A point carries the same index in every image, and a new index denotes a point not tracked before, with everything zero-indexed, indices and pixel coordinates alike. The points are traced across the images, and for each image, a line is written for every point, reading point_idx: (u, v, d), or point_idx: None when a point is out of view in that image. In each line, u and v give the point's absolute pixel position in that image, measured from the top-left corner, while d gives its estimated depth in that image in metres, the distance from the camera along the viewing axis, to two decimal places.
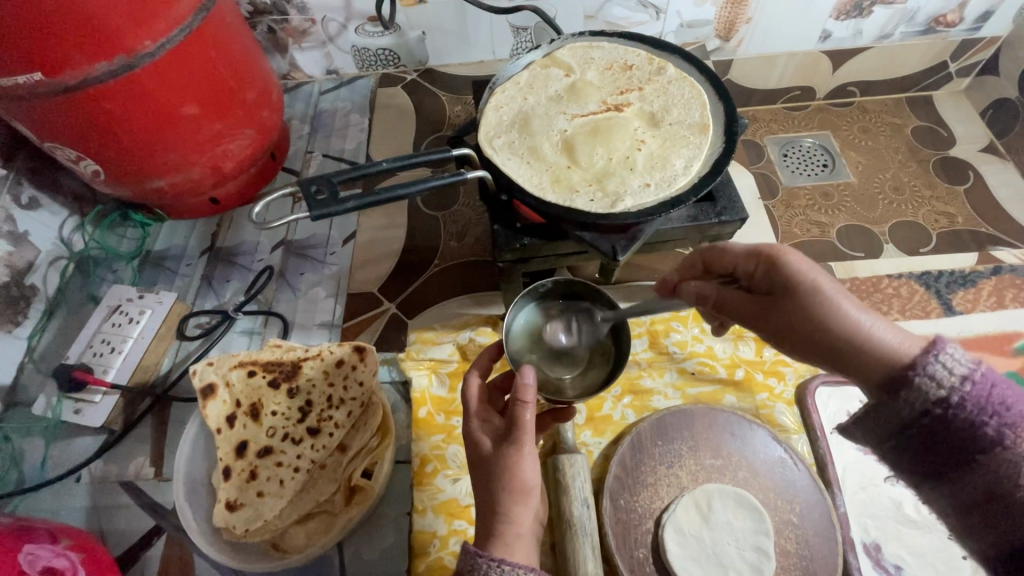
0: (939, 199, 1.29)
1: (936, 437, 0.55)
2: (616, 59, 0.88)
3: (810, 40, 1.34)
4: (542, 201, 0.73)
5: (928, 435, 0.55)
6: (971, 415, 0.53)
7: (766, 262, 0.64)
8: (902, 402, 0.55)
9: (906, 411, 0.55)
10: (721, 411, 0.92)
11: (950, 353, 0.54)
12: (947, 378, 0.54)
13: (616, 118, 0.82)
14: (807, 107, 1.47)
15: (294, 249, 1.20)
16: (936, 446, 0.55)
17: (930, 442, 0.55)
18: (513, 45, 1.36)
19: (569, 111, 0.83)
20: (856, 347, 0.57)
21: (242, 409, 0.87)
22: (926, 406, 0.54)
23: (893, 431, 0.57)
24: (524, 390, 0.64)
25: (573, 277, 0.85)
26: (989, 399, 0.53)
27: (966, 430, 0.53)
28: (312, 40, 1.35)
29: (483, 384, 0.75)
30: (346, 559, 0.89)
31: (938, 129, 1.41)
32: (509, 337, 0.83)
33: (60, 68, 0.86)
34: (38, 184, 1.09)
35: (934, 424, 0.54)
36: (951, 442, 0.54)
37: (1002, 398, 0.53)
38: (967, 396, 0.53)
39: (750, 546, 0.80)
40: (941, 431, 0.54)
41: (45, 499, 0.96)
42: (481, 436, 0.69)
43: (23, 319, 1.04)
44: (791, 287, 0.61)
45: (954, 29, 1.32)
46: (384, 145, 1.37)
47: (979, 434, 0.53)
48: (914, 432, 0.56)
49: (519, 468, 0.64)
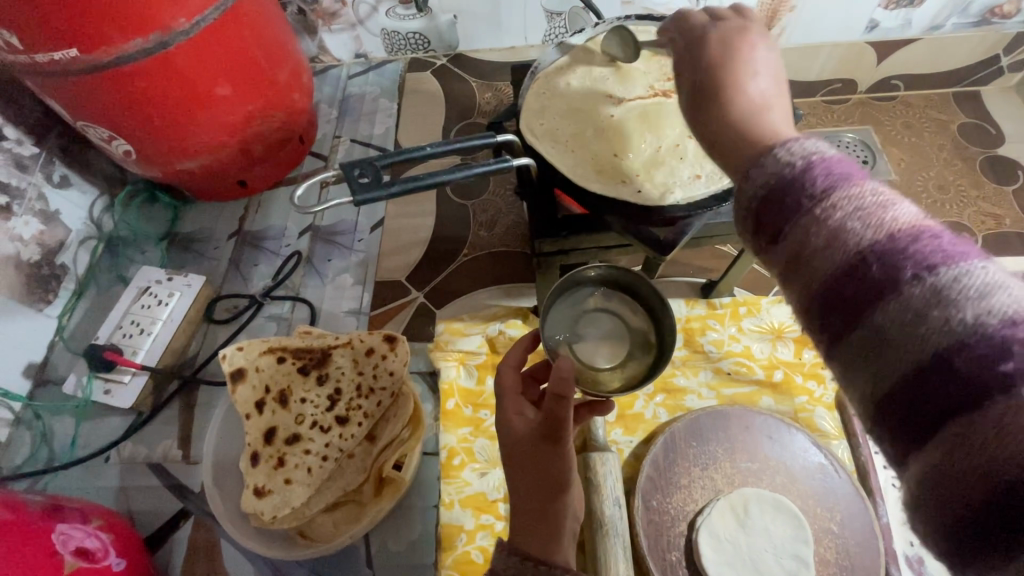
0: (987, 200, 1.23)
1: (773, 208, 0.39)
2: None
3: (855, 30, 1.28)
4: (588, 192, 0.71)
5: (765, 206, 0.40)
6: (809, 176, 0.38)
7: (724, 29, 0.53)
8: (762, 170, 0.41)
9: (764, 176, 0.40)
10: (758, 413, 0.89)
11: (823, 142, 0.40)
12: (794, 154, 0.39)
13: (665, 105, 0.79)
14: (848, 101, 1.41)
15: (322, 234, 1.19)
16: (766, 215, 0.40)
17: (771, 211, 0.39)
18: (545, 30, 1.32)
19: (614, 97, 0.81)
20: (744, 117, 0.46)
21: (271, 396, 0.86)
22: (768, 181, 0.40)
23: (741, 203, 0.42)
24: (563, 385, 0.59)
25: (619, 266, 0.82)
26: (827, 178, 0.37)
27: (803, 194, 0.37)
28: (342, 22, 1.32)
29: (517, 373, 0.73)
30: (373, 550, 0.88)
31: (985, 125, 1.34)
32: (545, 324, 0.79)
33: (96, 46, 0.84)
34: (70, 163, 1.09)
35: (767, 202, 0.40)
36: (779, 202, 0.39)
37: (859, 170, 0.37)
38: (820, 165, 0.38)
39: (788, 554, 0.77)
40: (775, 201, 0.39)
41: (75, 477, 0.96)
42: (519, 432, 0.66)
43: (53, 298, 1.05)
44: (730, 45, 0.51)
45: (1009, 21, 1.26)
46: (412, 131, 1.35)
47: (814, 191, 0.37)
48: (756, 201, 0.40)
49: (559, 466, 0.63)
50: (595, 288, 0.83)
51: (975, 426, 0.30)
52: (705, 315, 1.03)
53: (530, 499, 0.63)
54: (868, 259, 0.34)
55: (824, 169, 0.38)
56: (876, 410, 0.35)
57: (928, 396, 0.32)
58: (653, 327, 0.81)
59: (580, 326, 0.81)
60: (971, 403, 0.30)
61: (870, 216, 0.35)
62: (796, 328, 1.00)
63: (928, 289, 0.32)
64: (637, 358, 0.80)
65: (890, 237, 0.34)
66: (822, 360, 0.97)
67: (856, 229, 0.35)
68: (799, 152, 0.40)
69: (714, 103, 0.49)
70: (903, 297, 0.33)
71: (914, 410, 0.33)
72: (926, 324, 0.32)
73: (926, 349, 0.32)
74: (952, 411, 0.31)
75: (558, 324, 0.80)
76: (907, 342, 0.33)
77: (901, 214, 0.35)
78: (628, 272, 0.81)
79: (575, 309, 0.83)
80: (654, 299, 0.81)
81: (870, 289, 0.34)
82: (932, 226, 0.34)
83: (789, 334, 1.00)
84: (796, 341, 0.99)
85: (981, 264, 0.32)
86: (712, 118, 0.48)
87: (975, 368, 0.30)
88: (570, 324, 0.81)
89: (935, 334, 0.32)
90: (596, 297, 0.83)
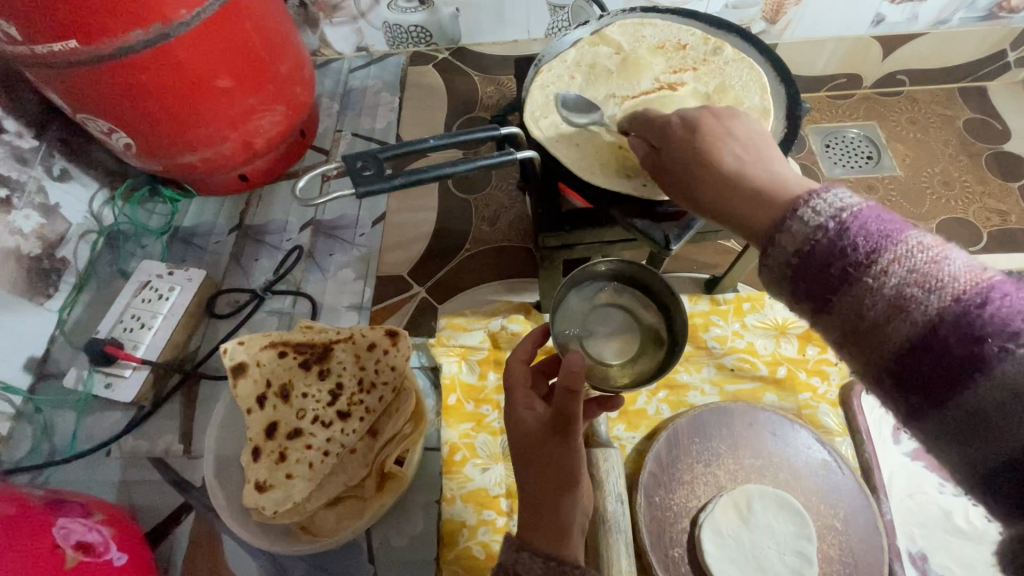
0: (992, 196, 1.22)
1: (820, 279, 0.41)
2: (669, 38, 0.84)
3: (861, 24, 1.27)
4: (593, 185, 0.71)
5: (806, 278, 0.41)
6: (847, 244, 0.39)
7: (686, 112, 0.59)
8: (783, 238, 0.43)
9: (792, 244, 0.42)
10: (762, 410, 0.89)
11: (844, 191, 0.42)
12: (827, 211, 0.41)
13: (671, 97, 0.78)
14: (853, 96, 1.40)
15: (323, 229, 1.18)
16: (811, 277, 0.41)
17: (817, 282, 0.41)
18: (548, 24, 1.31)
19: (620, 90, 0.80)
20: (747, 182, 0.51)
21: (272, 390, 0.86)
22: (804, 243, 0.42)
23: (779, 274, 0.43)
24: (574, 380, 0.60)
25: (629, 260, 0.82)
26: (870, 234, 0.39)
27: (847, 263, 0.39)
28: (343, 15, 1.31)
29: (527, 369, 0.74)
30: (375, 545, 0.88)
31: (991, 121, 1.33)
32: (555, 319, 0.80)
33: (96, 36, 0.83)
34: (70, 157, 1.08)
35: (811, 260, 0.41)
36: (823, 273, 0.40)
37: (897, 223, 0.39)
38: (847, 225, 0.40)
39: (792, 551, 0.77)
40: (814, 271, 0.41)
41: (77, 471, 0.96)
42: (531, 428, 0.65)
43: (54, 292, 1.05)
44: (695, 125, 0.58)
45: (1017, 15, 1.24)
46: (414, 125, 1.34)
47: (857, 257, 0.39)
48: (793, 271, 0.42)
49: (569, 460, 0.62)
50: (605, 282, 0.83)
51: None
52: (709, 310, 1.03)
53: (540, 494, 0.62)
54: (937, 330, 0.36)
55: (864, 227, 0.39)
56: (972, 475, 0.36)
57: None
58: (663, 322, 0.81)
59: (591, 321, 0.82)
60: None
61: (928, 278, 0.37)
62: (799, 324, 1.00)
63: (1011, 359, 0.34)
64: (648, 353, 0.80)
65: (957, 302, 0.36)
66: (826, 357, 0.97)
67: (918, 296, 0.37)
68: (817, 217, 0.41)
69: (703, 182, 0.54)
70: (990, 370, 0.34)
71: (1015, 476, 0.34)
72: (1017, 397, 0.33)
73: None
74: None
75: (568, 319, 0.81)
76: (1011, 417, 0.33)
77: (956, 269, 0.37)
78: (640, 266, 0.81)
79: (586, 303, 0.83)
80: (666, 293, 0.80)
81: (950, 362, 0.36)
82: (992, 280, 0.36)
83: (792, 330, 0.99)
84: (800, 337, 0.99)
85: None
86: (713, 195, 0.53)
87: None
88: (582, 319, 0.81)
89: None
90: (608, 292, 0.83)
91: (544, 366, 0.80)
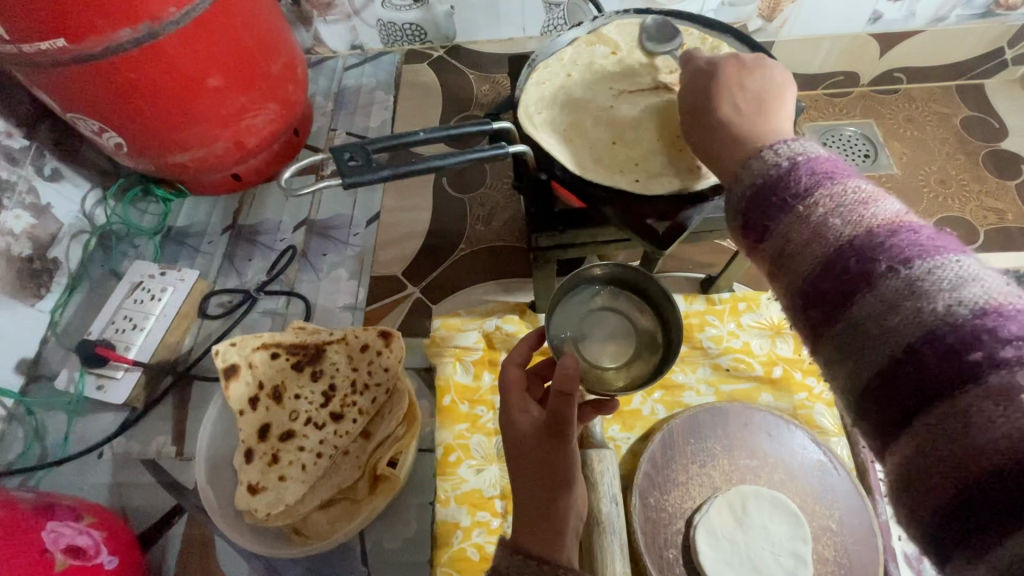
0: (989, 194, 1.22)
1: (761, 208, 0.43)
2: (665, 36, 0.84)
3: (858, 21, 1.26)
4: (585, 181, 0.70)
5: (751, 208, 0.44)
6: (793, 178, 0.42)
7: (712, 58, 0.60)
8: (751, 172, 0.45)
9: (752, 177, 0.45)
10: (757, 410, 0.89)
11: (812, 143, 0.45)
12: (786, 154, 0.44)
13: (666, 97, 0.77)
14: (850, 93, 1.39)
15: (317, 228, 1.17)
16: (753, 207, 0.43)
17: (761, 212, 0.43)
18: (544, 22, 1.30)
19: (617, 87, 0.79)
20: (734, 129, 0.52)
21: (264, 392, 0.85)
22: (758, 178, 0.44)
23: (734, 206, 0.46)
24: (567, 381, 0.59)
25: (626, 265, 0.82)
26: (813, 172, 0.41)
27: (786, 196, 0.41)
28: (337, 13, 1.30)
29: (522, 372, 0.74)
30: (368, 547, 0.87)
31: (988, 119, 1.32)
32: (551, 322, 0.80)
33: (84, 35, 0.82)
34: (61, 156, 1.07)
35: (757, 193, 0.43)
36: (766, 203, 0.43)
37: (845, 169, 0.41)
38: (802, 164, 0.42)
39: (787, 552, 0.77)
40: (760, 201, 0.43)
41: (69, 473, 0.95)
42: (525, 432, 0.66)
43: (45, 293, 1.04)
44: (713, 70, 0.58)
45: (1015, 12, 1.23)
46: (408, 124, 1.33)
47: (795, 190, 0.41)
48: (744, 204, 0.44)
49: (564, 464, 0.62)
50: (602, 286, 0.83)
51: (945, 410, 0.32)
52: (704, 311, 1.02)
53: (533, 496, 0.62)
54: (847, 255, 0.37)
55: (808, 169, 0.41)
56: (857, 393, 0.37)
57: (904, 376, 0.34)
58: (660, 327, 0.81)
59: (587, 324, 0.81)
60: (948, 387, 0.32)
61: (850, 212, 0.38)
62: None
63: (901, 279, 0.35)
64: (643, 357, 0.79)
65: (870, 232, 0.37)
66: None
67: (836, 225, 0.38)
68: (787, 152, 0.44)
69: (702, 128, 0.56)
70: (877, 287, 0.35)
71: (893, 392, 0.35)
72: (901, 313, 0.34)
73: (903, 341, 0.34)
74: (923, 392, 0.33)
75: (564, 322, 0.80)
76: (891, 329, 0.35)
77: (881, 210, 0.38)
78: (635, 270, 0.81)
79: (582, 306, 0.82)
80: (662, 297, 0.80)
81: (849, 281, 0.37)
82: (912, 221, 0.37)
83: (788, 330, 0.99)
84: (795, 337, 0.98)
85: (952, 257, 0.35)
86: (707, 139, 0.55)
87: (947, 353, 0.32)
88: (578, 321, 0.81)
89: (908, 323, 0.34)
90: (603, 295, 0.83)
91: (540, 368, 0.80)
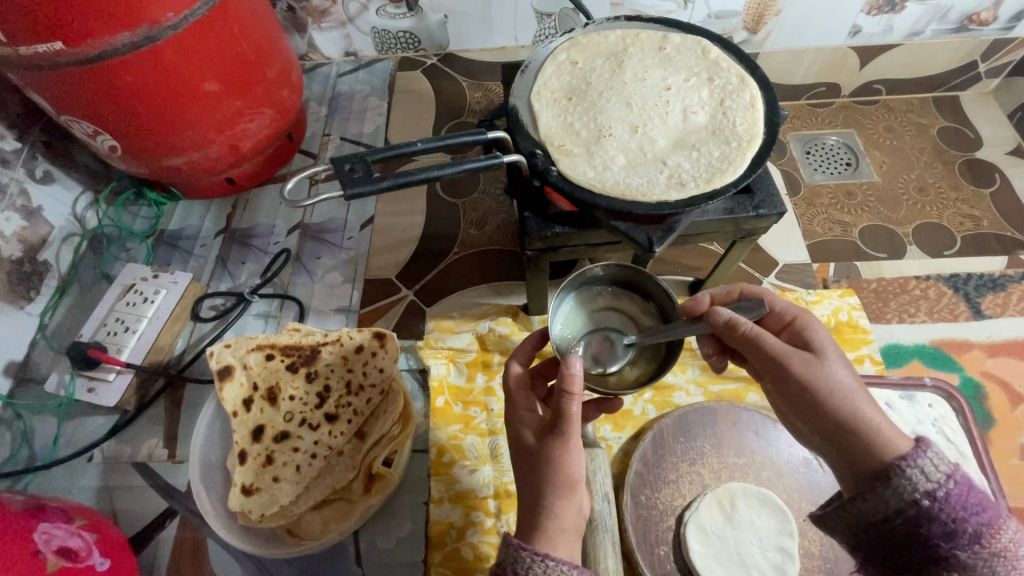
0: (965, 202, 1.26)
1: (908, 539, 0.55)
2: (699, 69, 0.84)
3: (839, 35, 1.30)
4: (576, 187, 0.72)
5: (897, 539, 0.56)
6: (939, 517, 0.53)
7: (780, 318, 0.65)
8: (890, 493, 0.55)
9: (885, 507, 0.56)
10: (745, 409, 0.91)
11: (936, 460, 0.55)
12: (926, 482, 0.54)
13: (661, 127, 0.79)
14: (831, 104, 1.43)
15: (311, 232, 1.19)
16: (898, 544, 0.56)
17: (895, 547, 0.56)
18: (535, 32, 1.33)
19: (626, 103, 0.81)
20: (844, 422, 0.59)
21: (259, 393, 0.84)
22: (900, 505, 0.55)
23: (860, 536, 0.58)
24: (571, 380, 0.61)
25: (622, 263, 0.88)
26: (962, 504, 0.53)
27: (932, 547, 0.54)
28: (332, 20, 1.31)
29: (523, 371, 0.77)
30: (362, 547, 0.88)
31: (964, 130, 1.37)
32: (554, 321, 0.87)
33: (82, 38, 0.83)
34: (52, 159, 1.07)
35: (906, 523, 0.55)
36: (922, 542, 0.54)
37: (978, 501, 0.54)
38: (935, 502, 0.53)
39: (774, 547, 0.79)
40: (912, 537, 0.54)
41: (58, 476, 0.95)
42: (530, 431, 0.67)
43: (35, 296, 1.03)
44: (786, 370, 0.61)
45: (987, 28, 1.28)
46: (403, 129, 1.35)
47: (956, 535, 0.53)
48: (887, 527, 0.56)
49: (565, 462, 0.63)
50: (602, 286, 0.91)
51: None
52: None
53: (536, 490, 0.63)
54: None
55: (953, 505, 0.53)
56: None
57: None
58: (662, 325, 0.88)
59: (592, 323, 0.89)
60: None
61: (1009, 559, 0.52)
62: None
63: None
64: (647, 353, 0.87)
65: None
66: None
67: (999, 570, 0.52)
68: (925, 485, 0.54)
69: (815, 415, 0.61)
70: None
71: None
72: None
73: None
74: None
75: (568, 324, 0.88)
76: None
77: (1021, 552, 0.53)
78: (634, 271, 0.88)
79: (586, 307, 0.90)
80: (662, 296, 0.87)
81: None
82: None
83: None
84: None
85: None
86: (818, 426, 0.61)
87: None
88: (582, 321, 0.89)
89: None
90: (605, 296, 0.91)
91: (542, 369, 0.82)
